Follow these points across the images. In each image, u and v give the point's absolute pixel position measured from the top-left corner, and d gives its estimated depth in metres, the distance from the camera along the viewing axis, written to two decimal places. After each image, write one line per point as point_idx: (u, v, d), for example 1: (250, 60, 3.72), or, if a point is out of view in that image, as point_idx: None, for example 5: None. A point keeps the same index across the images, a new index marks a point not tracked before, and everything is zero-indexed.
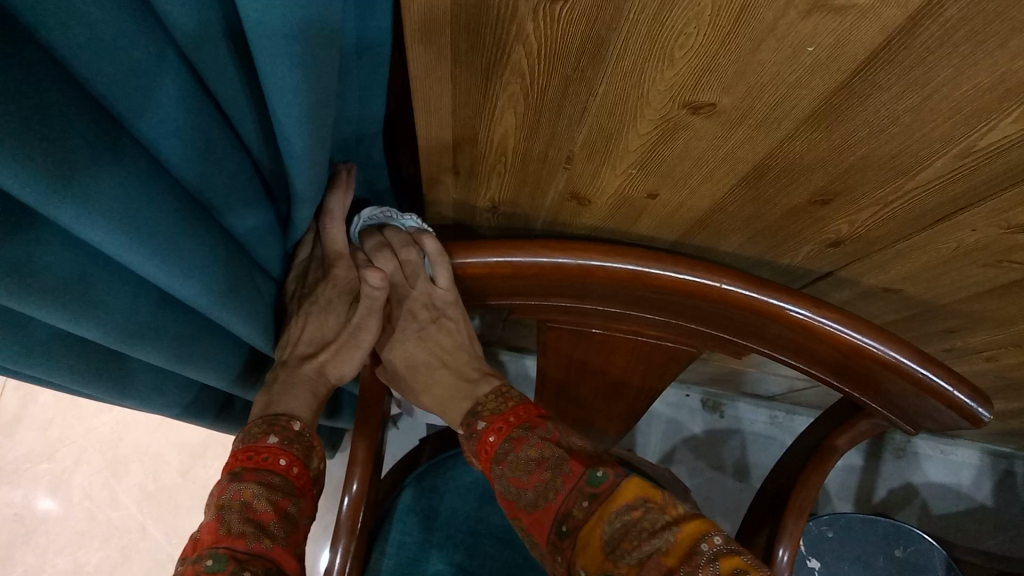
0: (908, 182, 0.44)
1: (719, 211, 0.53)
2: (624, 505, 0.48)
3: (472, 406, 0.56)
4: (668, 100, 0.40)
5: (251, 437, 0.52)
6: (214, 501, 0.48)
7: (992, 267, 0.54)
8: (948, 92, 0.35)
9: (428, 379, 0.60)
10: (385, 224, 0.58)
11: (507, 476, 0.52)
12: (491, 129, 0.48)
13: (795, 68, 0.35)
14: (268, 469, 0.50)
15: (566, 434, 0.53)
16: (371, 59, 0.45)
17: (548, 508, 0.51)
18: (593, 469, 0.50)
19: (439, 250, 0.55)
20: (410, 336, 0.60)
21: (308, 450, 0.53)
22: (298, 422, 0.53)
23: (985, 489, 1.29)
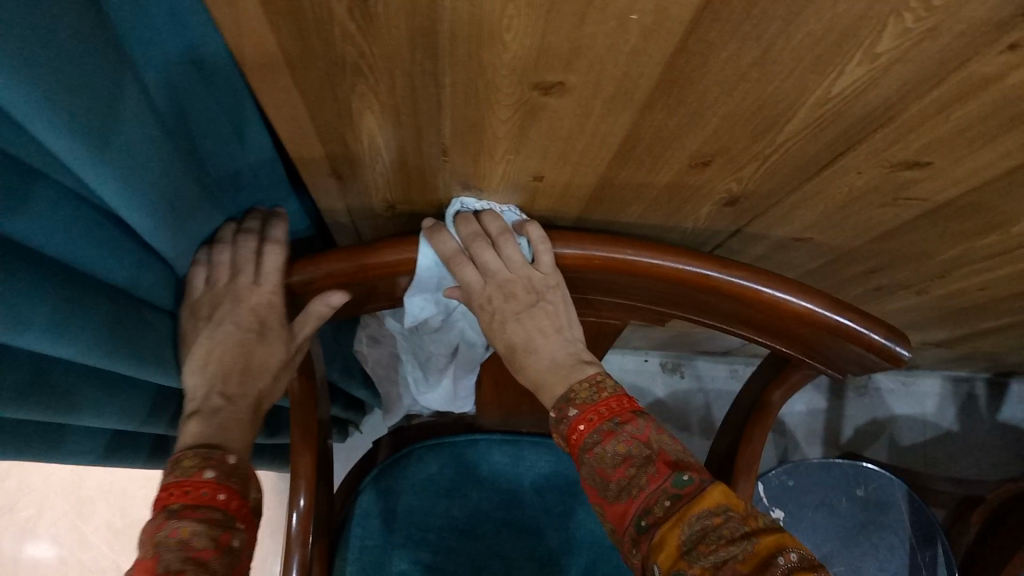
0: (779, 134, 0.43)
1: (609, 183, 0.52)
2: (706, 508, 0.46)
3: (566, 391, 0.53)
4: (516, 83, 0.39)
5: (182, 470, 0.45)
6: (148, 538, 0.42)
7: (890, 206, 0.54)
8: (785, 42, 0.34)
9: (526, 363, 0.55)
10: (482, 211, 0.55)
11: (592, 466, 0.51)
12: (356, 132, 0.46)
13: (627, 39, 0.34)
14: (208, 504, 0.44)
15: (656, 432, 0.52)
16: (236, 111, 0.44)
17: (629, 503, 0.49)
18: (680, 471, 0.49)
19: (543, 235, 0.53)
20: (510, 321, 0.54)
21: (245, 481, 0.47)
22: (232, 455, 0.47)
23: (950, 414, 1.30)
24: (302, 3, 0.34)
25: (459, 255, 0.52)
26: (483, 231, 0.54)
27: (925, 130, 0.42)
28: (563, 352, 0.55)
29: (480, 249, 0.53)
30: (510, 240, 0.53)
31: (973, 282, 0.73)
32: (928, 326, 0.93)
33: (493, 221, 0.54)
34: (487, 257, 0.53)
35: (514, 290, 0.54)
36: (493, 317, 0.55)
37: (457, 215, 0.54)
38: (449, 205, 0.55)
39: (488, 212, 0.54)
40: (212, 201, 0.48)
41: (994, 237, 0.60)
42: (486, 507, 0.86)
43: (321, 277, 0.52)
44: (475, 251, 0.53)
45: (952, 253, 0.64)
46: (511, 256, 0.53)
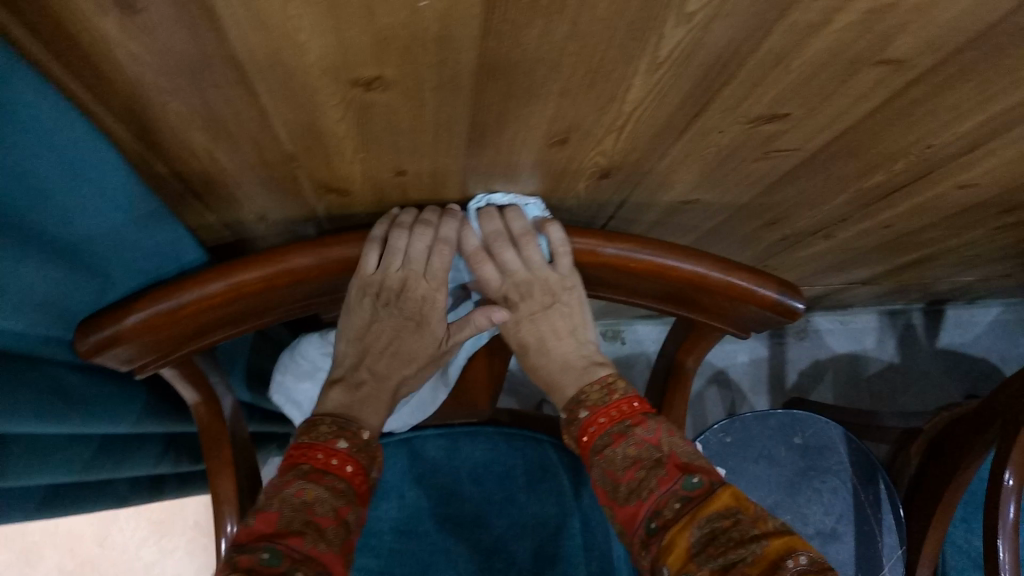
0: (625, 104, 0.42)
1: (475, 168, 0.50)
2: (715, 510, 0.47)
3: (576, 394, 0.58)
4: (333, 83, 0.37)
5: (319, 437, 0.54)
6: (278, 494, 0.50)
7: (764, 160, 0.53)
8: (592, 12, 0.32)
9: (537, 359, 0.61)
10: (505, 207, 0.56)
11: (603, 469, 0.53)
12: (191, 150, 0.44)
13: (426, 27, 0.32)
14: (334, 474, 0.53)
15: (667, 436, 0.53)
16: (71, 169, 0.39)
17: (639, 505, 0.50)
18: (690, 474, 0.50)
19: (563, 239, 0.55)
20: (525, 319, 0.61)
21: (372, 458, 0.57)
22: (365, 432, 0.57)
23: (889, 347, 1.31)
24: (67, 30, 0.31)
25: (481, 253, 0.56)
26: (505, 230, 0.56)
27: (771, 83, 0.41)
28: (574, 354, 0.61)
29: (500, 253, 0.56)
30: (529, 244, 0.56)
31: (877, 221, 0.73)
32: (848, 266, 0.94)
33: (515, 221, 0.56)
34: (506, 258, 0.56)
35: (532, 290, 0.59)
36: (509, 317, 0.61)
37: (481, 211, 0.56)
38: (474, 199, 0.57)
39: (512, 211, 0.56)
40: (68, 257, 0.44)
41: (879, 176, 0.59)
42: (426, 504, 0.84)
43: (155, 315, 0.51)
44: (495, 254, 0.56)
45: (844, 197, 0.64)
46: (529, 259, 0.57)
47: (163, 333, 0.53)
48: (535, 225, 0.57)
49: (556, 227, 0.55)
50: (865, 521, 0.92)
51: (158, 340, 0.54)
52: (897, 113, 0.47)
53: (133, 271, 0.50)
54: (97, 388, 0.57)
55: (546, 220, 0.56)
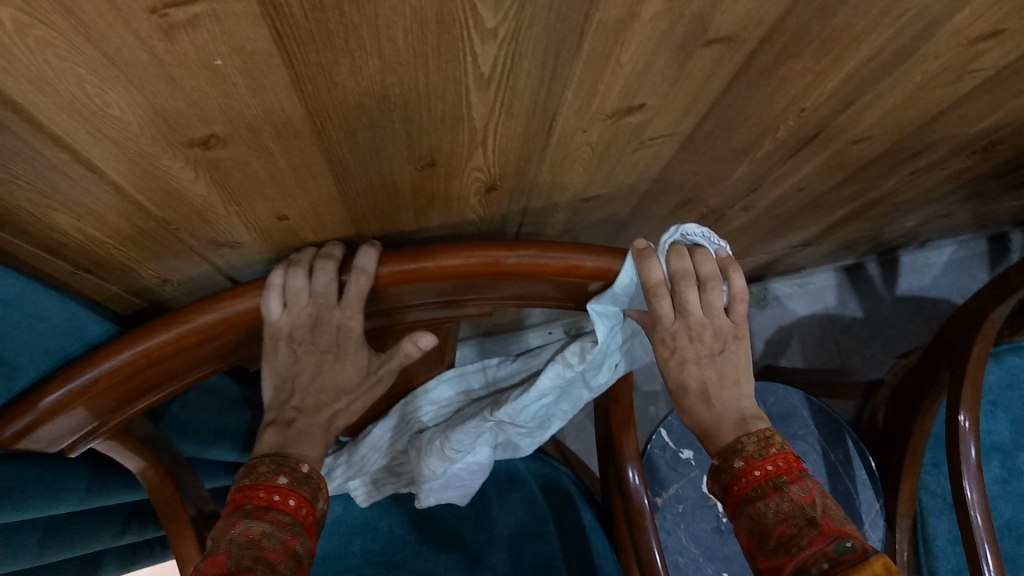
0: (473, 121, 0.42)
1: (355, 203, 0.50)
2: (864, 574, 0.46)
3: (733, 442, 0.55)
4: (168, 146, 0.37)
5: (260, 475, 0.54)
6: (224, 535, 0.50)
7: (642, 149, 0.53)
8: (393, 43, 0.33)
9: (695, 406, 0.57)
10: (694, 247, 0.54)
11: (752, 519, 0.53)
12: (59, 229, 0.44)
13: (233, 82, 0.33)
14: (278, 508, 0.52)
15: (821, 497, 0.52)
16: None
17: (787, 559, 0.50)
18: (843, 538, 0.49)
19: (743, 286, 0.55)
20: (690, 363, 0.55)
21: (315, 491, 0.56)
22: (305, 465, 0.56)
23: (851, 302, 1.33)
24: None
25: (663, 289, 0.53)
26: (692, 270, 0.54)
27: (611, 80, 0.42)
28: (737, 402, 0.56)
29: (686, 291, 0.53)
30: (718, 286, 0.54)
31: (788, 186, 0.73)
32: (783, 232, 0.94)
33: (705, 262, 0.54)
34: (690, 298, 0.53)
35: (706, 335, 0.55)
36: (671, 356, 0.56)
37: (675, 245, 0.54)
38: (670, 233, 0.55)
39: (702, 251, 0.54)
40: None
41: (767, 146, 0.60)
42: (399, 531, 0.84)
43: (70, 393, 0.51)
44: (680, 290, 0.53)
45: (742, 170, 0.64)
46: (713, 301, 0.54)
47: (85, 410, 0.54)
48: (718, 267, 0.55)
49: (739, 274, 0.55)
50: (839, 478, 0.92)
51: (82, 417, 0.55)
52: (753, 85, 0.47)
53: (38, 354, 0.51)
54: (28, 475, 0.56)
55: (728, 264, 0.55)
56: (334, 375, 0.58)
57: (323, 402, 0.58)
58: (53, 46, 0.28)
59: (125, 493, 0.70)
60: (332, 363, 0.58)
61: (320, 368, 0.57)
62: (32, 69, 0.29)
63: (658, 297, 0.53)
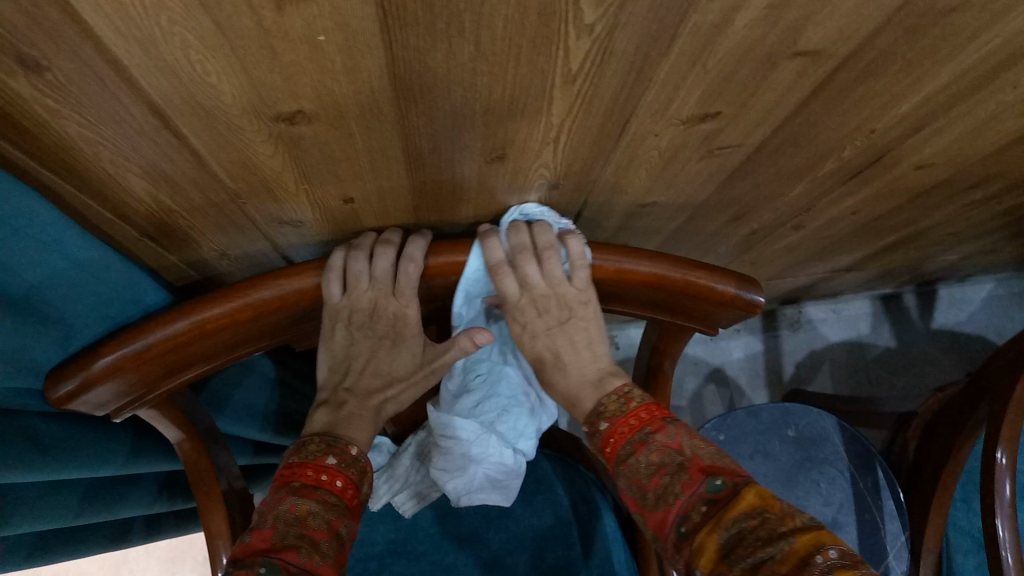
0: (552, 116, 0.42)
1: (420, 191, 0.51)
2: (741, 511, 0.46)
3: (596, 406, 0.57)
4: (256, 119, 0.38)
5: (309, 454, 0.54)
6: (271, 510, 0.50)
7: (709, 158, 0.53)
8: (491, 32, 0.33)
9: (555, 377, 0.60)
10: (534, 222, 0.56)
11: (628, 478, 0.53)
12: (136, 195, 0.45)
13: (330, 59, 0.33)
14: (325, 488, 0.52)
15: (688, 438, 0.52)
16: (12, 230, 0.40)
17: (666, 511, 0.50)
18: (713, 476, 0.49)
19: (582, 252, 0.55)
20: (540, 335, 0.59)
21: (363, 474, 0.56)
22: (355, 447, 0.56)
23: (885, 332, 1.31)
24: None
25: (504, 266, 0.55)
26: (530, 243, 0.56)
27: (693, 85, 0.42)
28: (590, 367, 0.59)
29: (523, 263, 0.55)
30: (552, 256, 0.55)
31: (843, 208, 0.73)
32: (828, 254, 0.94)
33: (542, 233, 0.56)
34: (529, 270, 0.55)
35: (548, 305, 0.58)
36: (524, 331, 0.59)
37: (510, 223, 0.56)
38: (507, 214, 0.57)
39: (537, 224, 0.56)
40: (23, 311, 0.45)
41: (831, 165, 0.60)
42: (423, 523, 0.84)
43: (123, 358, 0.51)
44: (519, 264, 0.55)
45: (804, 187, 0.64)
46: (551, 271, 0.56)
47: (135, 375, 0.54)
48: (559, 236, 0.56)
49: (578, 240, 0.55)
50: (866, 509, 0.91)
51: (132, 383, 0.55)
52: (828, 102, 0.47)
53: (96, 317, 0.51)
54: (74, 435, 0.57)
55: (569, 232, 0.56)
56: (387, 361, 0.60)
57: (374, 389, 0.59)
58: (167, 9, 0.29)
59: (160, 463, 0.71)
60: (385, 349, 0.59)
61: (375, 353, 0.59)
62: (143, 32, 0.30)
63: (500, 272, 0.55)
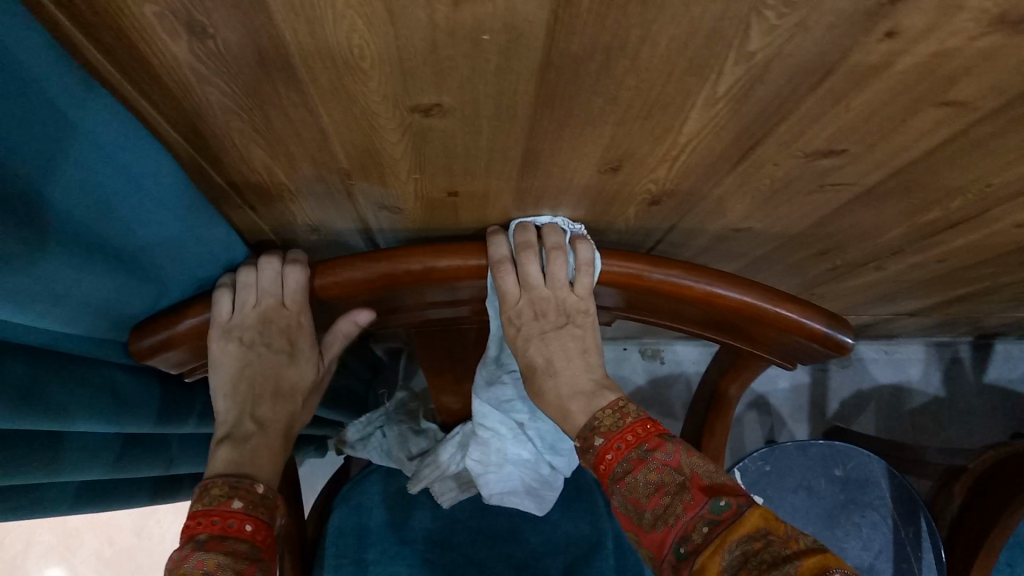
0: (680, 136, 0.41)
1: (524, 192, 0.51)
2: (745, 534, 0.44)
3: (590, 419, 0.52)
4: (392, 107, 0.37)
5: (212, 500, 0.49)
6: (174, 568, 0.45)
7: (818, 193, 0.52)
8: (652, 49, 0.32)
9: (545, 386, 0.54)
10: (545, 225, 0.54)
11: (625, 495, 0.49)
12: (251, 164, 0.45)
13: (487, 58, 0.33)
14: (232, 537, 0.48)
15: (689, 455, 0.50)
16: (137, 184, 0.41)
17: (666, 531, 0.47)
18: (716, 497, 0.46)
19: (591, 258, 0.53)
20: (535, 339, 0.54)
21: (271, 511, 0.52)
22: (261, 484, 0.52)
23: (935, 380, 1.29)
24: (142, 50, 0.32)
25: (507, 262, 0.52)
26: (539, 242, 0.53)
27: (829, 121, 0.41)
28: (583, 378, 0.54)
29: (528, 260, 0.52)
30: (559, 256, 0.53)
31: (930, 255, 0.71)
32: (898, 297, 0.92)
33: (551, 233, 0.53)
34: (532, 267, 0.53)
35: (546, 309, 0.54)
36: (518, 334, 0.55)
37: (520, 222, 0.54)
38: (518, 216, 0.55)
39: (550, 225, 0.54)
40: (127, 266, 0.45)
41: (935, 213, 0.58)
42: (460, 516, 0.84)
43: (206, 323, 0.52)
44: (524, 260, 0.53)
45: (900, 230, 0.63)
46: (556, 272, 0.53)
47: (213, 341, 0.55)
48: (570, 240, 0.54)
49: (586, 246, 0.53)
50: (905, 559, 0.89)
51: (208, 347, 0.56)
52: (956, 153, 0.46)
53: (188, 279, 0.52)
54: (147, 391, 0.58)
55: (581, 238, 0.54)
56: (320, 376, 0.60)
57: None
58: None
59: (216, 425, 0.72)
60: (289, 362, 0.57)
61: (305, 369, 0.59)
62: (314, 12, 0.29)
63: (502, 267, 0.52)
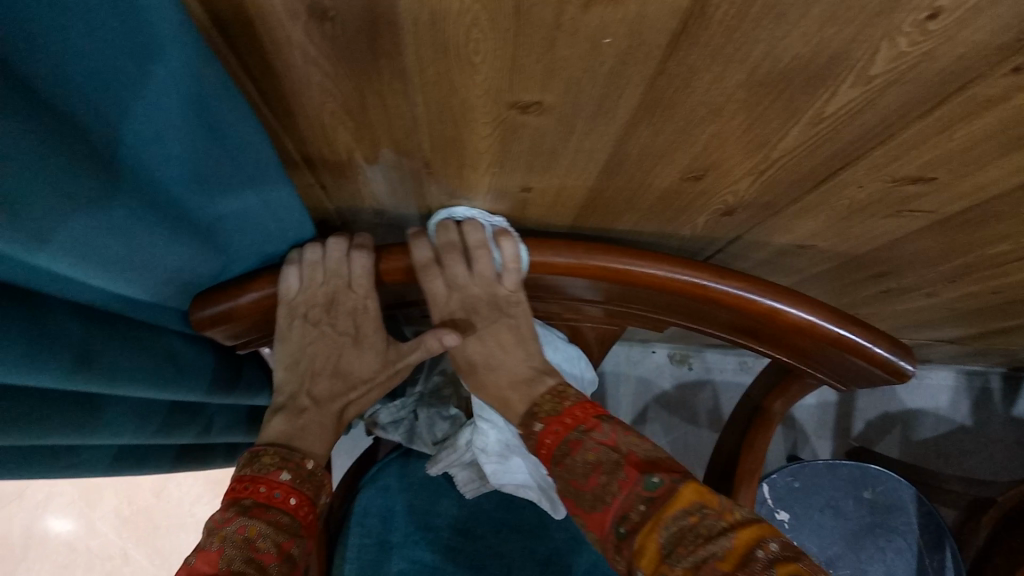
0: (773, 151, 0.41)
1: (599, 195, 0.50)
2: (679, 508, 0.44)
3: (529, 406, 0.55)
4: (491, 102, 0.37)
5: (261, 468, 0.48)
6: (217, 531, 0.44)
7: (894, 217, 0.52)
8: (771, 65, 0.32)
9: (488, 378, 0.58)
10: (465, 220, 0.55)
11: (566, 478, 0.50)
12: (333, 146, 0.45)
13: (602, 61, 0.32)
14: (277, 507, 0.47)
15: (623, 436, 0.51)
16: (236, 163, 0.41)
17: (605, 512, 0.48)
18: (650, 473, 0.47)
19: (516, 255, 0.54)
20: (471, 333, 0.58)
21: (318, 488, 0.51)
22: (310, 460, 0.51)
23: (963, 409, 1.28)
24: (257, 29, 0.32)
25: (433, 265, 0.53)
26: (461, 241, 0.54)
27: (927, 150, 0.40)
28: (522, 366, 0.57)
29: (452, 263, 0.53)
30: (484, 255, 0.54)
31: (987, 287, 0.70)
32: (943, 324, 0.91)
33: (473, 232, 0.54)
34: (458, 267, 0.54)
35: (477, 305, 0.57)
36: (459, 333, 0.58)
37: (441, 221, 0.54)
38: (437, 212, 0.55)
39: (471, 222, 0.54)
40: (202, 235, 0.44)
41: (1005, 247, 0.57)
42: (486, 507, 0.83)
43: (266, 298, 0.52)
44: (447, 263, 0.54)
45: (964, 261, 0.62)
46: (481, 269, 0.54)
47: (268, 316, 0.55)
48: (493, 235, 0.55)
49: (509, 243, 0.53)
50: None
51: (261, 322, 0.56)
52: None
53: (255, 252, 0.52)
54: (201, 361, 0.58)
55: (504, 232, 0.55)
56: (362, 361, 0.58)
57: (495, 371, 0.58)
58: None
59: (257, 398, 0.72)
60: (353, 347, 0.57)
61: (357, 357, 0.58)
62: (441, 4, 0.29)
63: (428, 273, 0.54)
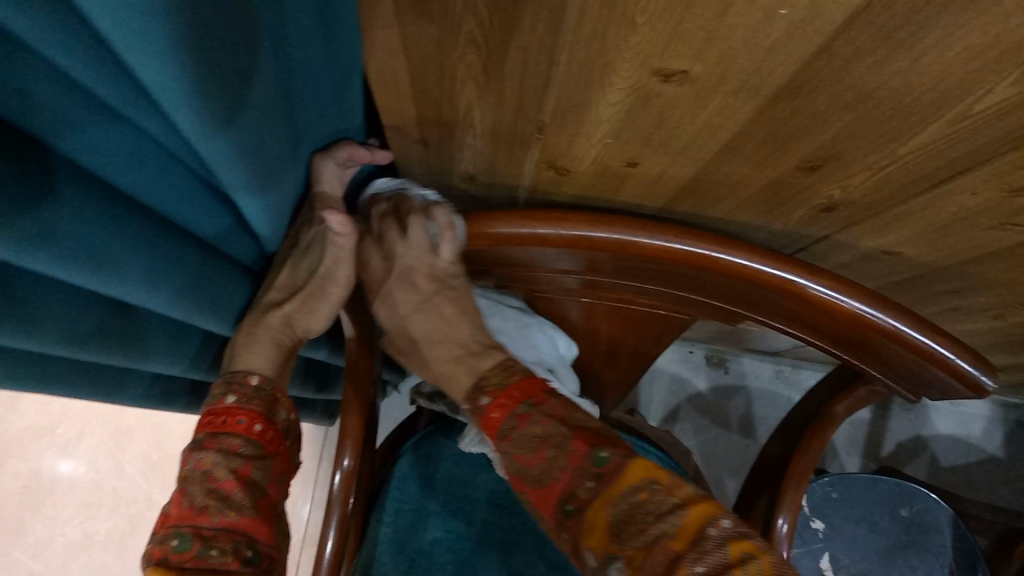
0: (902, 146, 0.41)
1: (705, 178, 0.50)
2: (630, 484, 0.46)
3: (479, 379, 0.53)
4: (636, 68, 0.37)
5: (211, 401, 0.49)
6: (180, 472, 0.47)
7: (995, 230, 0.51)
8: (939, 54, 0.32)
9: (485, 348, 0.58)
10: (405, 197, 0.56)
11: (511, 453, 0.50)
12: (455, 99, 0.45)
13: (769, 33, 0.32)
14: (228, 432, 0.47)
15: (568, 408, 0.51)
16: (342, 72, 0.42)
17: (552, 485, 0.48)
18: (597, 448, 0.47)
19: (449, 223, 0.53)
20: None
21: (272, 404, 0.50)
22: (257, 376, 0.50)
23: (996, 440, 1.27)
24: None
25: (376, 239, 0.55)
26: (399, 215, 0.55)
27: None
28: None
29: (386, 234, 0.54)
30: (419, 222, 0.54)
31: None
32: (998, 350, 0.91)
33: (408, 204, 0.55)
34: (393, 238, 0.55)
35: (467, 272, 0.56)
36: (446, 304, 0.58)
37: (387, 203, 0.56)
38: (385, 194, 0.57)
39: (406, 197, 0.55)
40: (295, 146, 0.44)
41: None
42: None
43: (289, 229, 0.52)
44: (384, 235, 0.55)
45: None
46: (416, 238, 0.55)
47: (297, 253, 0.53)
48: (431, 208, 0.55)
49: (441, 210, 0.53)
50: None
51: None
52: None
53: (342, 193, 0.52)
54: None
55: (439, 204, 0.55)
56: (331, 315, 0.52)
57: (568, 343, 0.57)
58: None
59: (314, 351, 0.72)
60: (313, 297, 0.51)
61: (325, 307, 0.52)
62: None
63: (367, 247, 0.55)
